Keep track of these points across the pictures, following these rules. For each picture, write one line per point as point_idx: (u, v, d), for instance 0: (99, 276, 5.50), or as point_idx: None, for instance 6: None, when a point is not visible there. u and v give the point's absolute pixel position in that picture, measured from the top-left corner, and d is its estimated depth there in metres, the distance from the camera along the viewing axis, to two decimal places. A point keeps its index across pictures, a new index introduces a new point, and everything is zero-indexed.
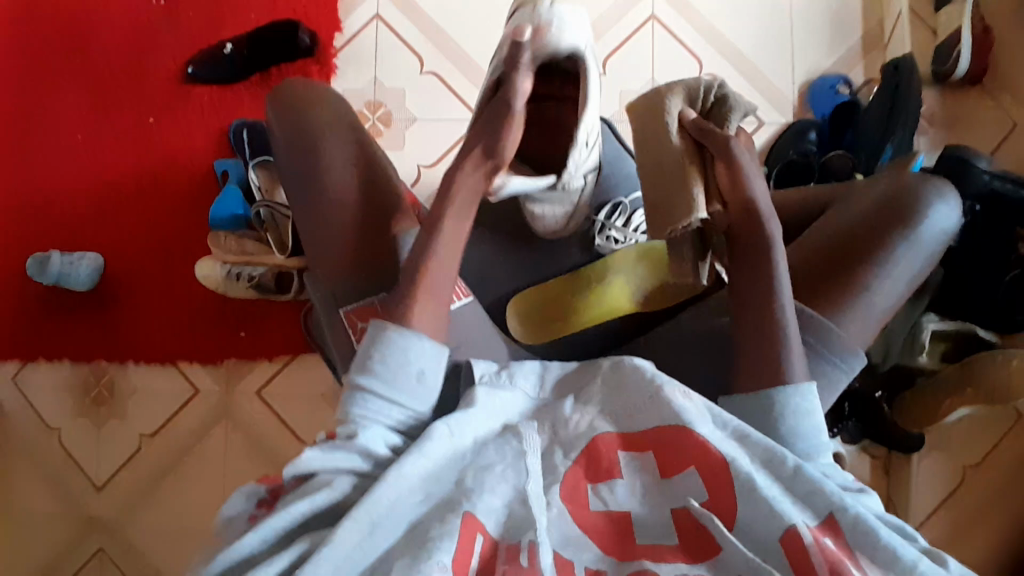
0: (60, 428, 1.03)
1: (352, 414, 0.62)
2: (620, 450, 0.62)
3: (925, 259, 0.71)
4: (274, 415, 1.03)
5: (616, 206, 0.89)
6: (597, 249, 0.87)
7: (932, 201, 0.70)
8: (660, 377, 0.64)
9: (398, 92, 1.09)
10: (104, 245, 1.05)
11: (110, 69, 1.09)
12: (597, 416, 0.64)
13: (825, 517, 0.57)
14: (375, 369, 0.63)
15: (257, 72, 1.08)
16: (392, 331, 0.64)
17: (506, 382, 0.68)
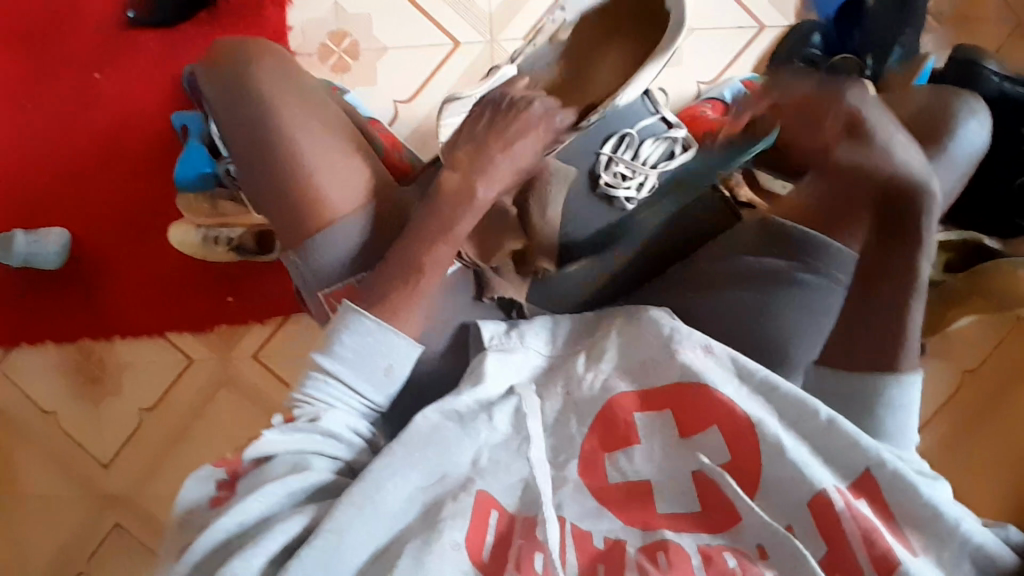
0: (57, 411, 0.99)
1: (307, 395, 0.56)
2: (636, 411, 0.56)
3: (958, 177, 0.66)
4: (275, 377, 1.00)
5: (623, 137, 0.76)
6: (602, 189, 0.76)
7: (962, 117, 0.66)
8: (679, 333, 0.59)
9: (362, 19, 0.98)
10: (67, 216, 0.97)
11: (38, 16, 0.96)
12: (612, 375, 0.59)
13: (859, 475, 0.51)
14: (341, 355, 0.57)
15: (204, 9, 0.96)
16: (369, 321, 0.57)
17: (516, 343, 0.63)
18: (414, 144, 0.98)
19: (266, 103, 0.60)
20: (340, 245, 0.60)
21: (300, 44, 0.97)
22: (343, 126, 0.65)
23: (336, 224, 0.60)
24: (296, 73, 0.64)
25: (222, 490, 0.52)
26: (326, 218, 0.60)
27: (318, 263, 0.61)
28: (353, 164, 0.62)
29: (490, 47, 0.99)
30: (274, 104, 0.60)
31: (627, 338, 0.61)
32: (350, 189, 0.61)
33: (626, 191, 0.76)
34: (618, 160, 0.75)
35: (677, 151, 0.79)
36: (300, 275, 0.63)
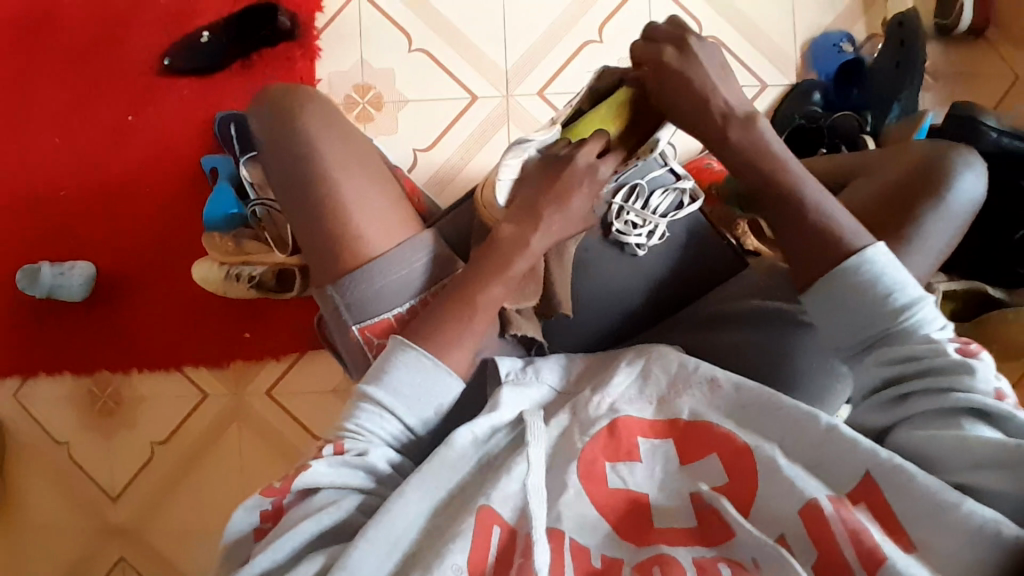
0: (69, 442, 1.00)
1: (357, 427, 0.58)
2: (640, 436, 0.56)
3: (956, 228, 0.66)
4: (287, 417, 1.01)
5: (633, 187, 0.75)
6: (614, 235, 0.77)
7: (958, 168, 0.67)
8: (689, 365, 0.60)
9: (387, 72, 1.03)
10: (96, 252, 1.01)
11: (83, 64, 1.03)
12: (619, 399, 0.59)
13: (862, 478, 0.50)
14: (390, 384, 0.59)
15: (237, 60, 1.02)
16: (425, 359, 0.60)
17: (532, 379, 0.65)
18: (431, 189, 1.02)
19: (313, 150, 0.65)
20: (392, 280, 0.64)
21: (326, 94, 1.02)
22: (376, 167, 0.69)
23: (381, 260, 0.64)
24: (341, 118, 0.68)
25: (265, 521, 0.54)
26: (369, 256, 0.64)
27: (356, 294, 0.64)
28: (393, 209, 0.67)
29: (506, 101, 1.03)
30: (318, 145, 0.65)
31: (634, 370, 0.61)
32: (386, 228, 0.65)
33: (637, 238, 0.77)
34: (630, 210, 0.75)
35: (686, 202, 0.79)
36: (335, 307, 0.65)
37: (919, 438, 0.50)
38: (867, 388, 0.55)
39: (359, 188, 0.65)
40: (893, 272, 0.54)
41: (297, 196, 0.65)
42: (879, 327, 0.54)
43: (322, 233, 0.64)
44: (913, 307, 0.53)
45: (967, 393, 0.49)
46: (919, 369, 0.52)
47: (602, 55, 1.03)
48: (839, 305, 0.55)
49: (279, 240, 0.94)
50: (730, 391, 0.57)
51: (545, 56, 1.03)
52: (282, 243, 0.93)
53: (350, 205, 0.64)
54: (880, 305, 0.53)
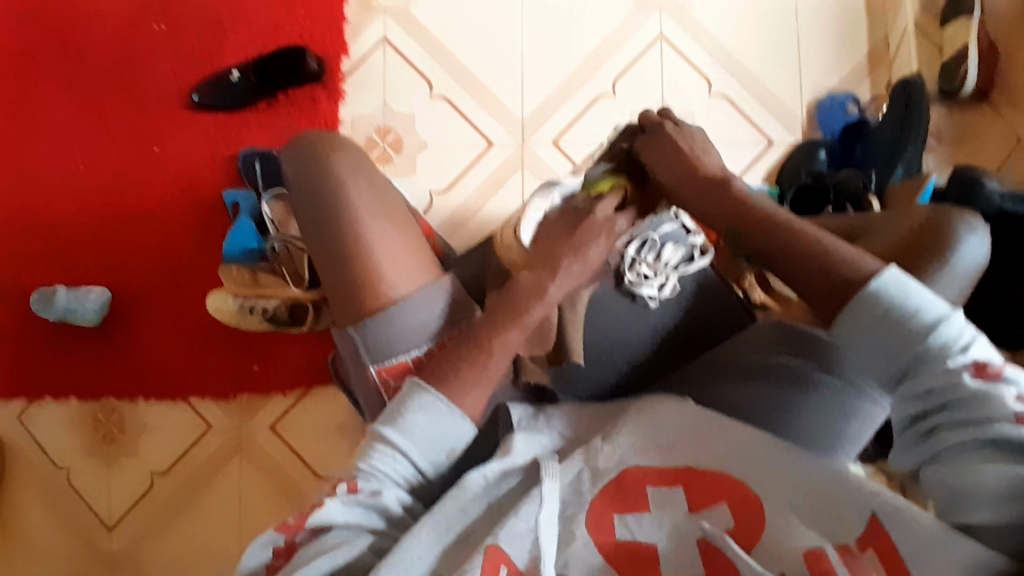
0: (68, 467, 0.99)
1: (371, 469, 0.56)
2: (649, 484, 0.57)
3: (959, 290, 0.68)
4: (290, 451, 1.01)
5: (644, 241, 0.79)
6: (627, 286, 0.78)
7: (963, 233, 0.68)
8: (700, 415, 0.62)
9: (408, 116, 1.06)
10: (110, 278, 1.03)
11: (113, 96, 1.06)
12: (628, 451, 0.60)
13: (869, 520, 0.51)
14: (406, 427, 0.58)
15: (264, 99, 1.05)
16: (442, 404, 0.58)
17: (542, 426, 0.65)
18: (445, 232, 1.04)
19: (342, 194, 0.67)
20: (410, 324, 0.65)
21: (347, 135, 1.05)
22: (399, 212, 0.71)
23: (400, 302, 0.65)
24: (370, 168, 0.71)
25: (276, 558, 0.54)
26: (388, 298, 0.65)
27: (375, 335, 0.65)
28: (415, 253, 0.68)
29: (521, 149, 1.06)
30: (348, 190, 0.68)
31: (641, 425, 0.62)
32: (407, 271, 0.67)
33: (648, 290, 0.79)
34: (641, 262, 0.78)
35: (696, 256, 0.81)
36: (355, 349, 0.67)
37: (948, 474, 0.49)
38: (901, 418, 0.54)
39: (383, 233, 0.67)
40: (911, 297, 0.52)
41: (324, 237, 0.67)
42: (900, 359, 0.52)
43: (344, 270, 0.66)
44: (934, 334, 0.51)
45: (989, 421, 0.47)
46: (941, 400, 0.50)
47: (615, 107, 1.06)
48: (861, 341, 0.54)
49: (294, 275, 0.95)
50: (737, 436, 0.59)
51: (561, 106, 1.07)
52: (299, 278, 0.95)
53: (375, 248, 0.66)
54: (897, 337, 0.52)
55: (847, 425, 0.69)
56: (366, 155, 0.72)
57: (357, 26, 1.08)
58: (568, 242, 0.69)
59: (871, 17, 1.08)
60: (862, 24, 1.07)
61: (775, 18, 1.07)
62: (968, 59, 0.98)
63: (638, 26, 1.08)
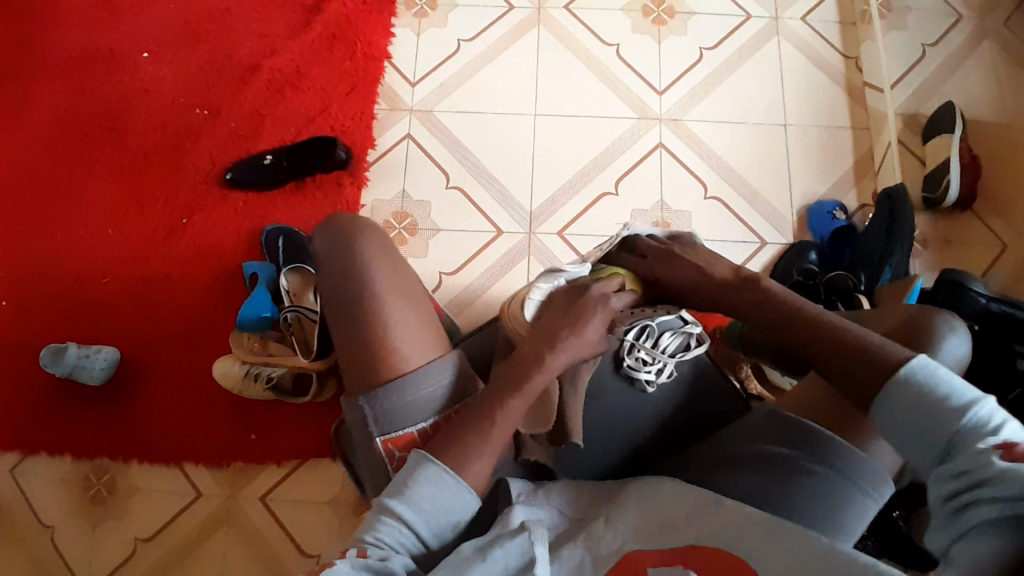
0: (54, 526, 0.97)
1: (378, 539, 0.56)
2: (651, 565, 0.56)
3: None
4: (277, 525, 0.98)
5: (643, 328, 0.77)
6: (624, 370, 0.77)
7: (944, 332, 0.65)
8: (698, 492, 0.61)
9: (424, 204, 1.14)
10: (125, 339, 1.06)
11: (153, 172, 1.14)
12: (630, 534, 0.59)
13: None
14: (412, 498, 0.58)
15: (293, 180, 1.13)
16: (446, 473, 0.59)
17: (541, 501, 0.64)
18: (451, 311, 1.08)
19: (360, 271, 0.68)
20: (418, 397, 0.64)
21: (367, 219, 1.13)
22: (415, 290, 0.71)
23: (413, 374, 0.64)
24: (392, 251, 0.72)
25: None
26: (400, 372, 0.64)
27: (385, 407, 0.64)
28: (426, 331, 0.68)
29: (529, 237, 1.12)
30: (366, 266, 0.68)
31: (642, 506, 0.61)
32: (419, 348, 0.66)
33: (647, 374, 0.77)
34: (640, 347, 0.76)
35: (692, 344, 0.80)
36: (363, 418, 0.65)
37: (967, 556, 0.41)
38: (932, 510, 0.47)
39: (398, 312, 0.66)
40: (949, 384, 0.48)
41: (339, 310, 0.67)
42: (933, 440, 0.47)
43: (356, 338, 0.66)
44: (969, 412, 0.46)
45: (1021, 507, 0.40)
46: (971, 481, 0.44)
47: (618, 203, 1.13)
48: (896, 418, 0.49)
49: (303, 344, 0.99)
50: (736, 512, 0.58)
51: (567, 200, 1.14)
52: (307, 347, 0.98)
53: (387, 325, 0.66)
54: (928, 416, 0.47)
55: (840, 520, 0.64)
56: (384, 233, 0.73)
57: (384, 123, 1.19)
58: (571, 321, 0.71)
59: (855, 134, 1.17)
60: (847, 139, 1.17)
61: (766, 133, 1.17)
62: (950, 170, 1.05)
63: (640, 134, 1.18)
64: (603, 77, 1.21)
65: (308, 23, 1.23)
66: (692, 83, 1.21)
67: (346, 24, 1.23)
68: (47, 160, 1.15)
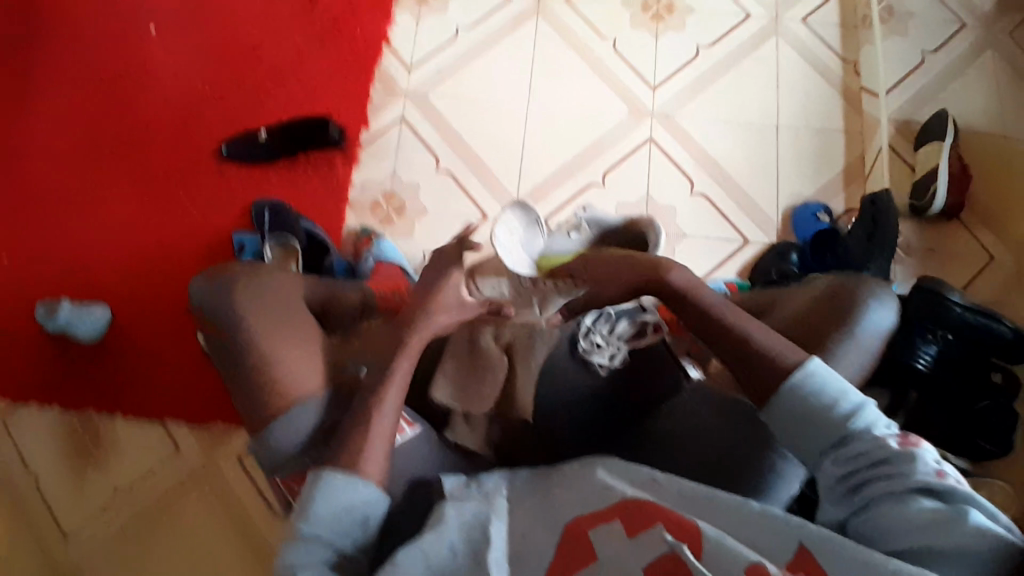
0: (37, 473, 1.01)
1: (297, 558, 0.58)
2: (591, 528, 0.55)
3: (867, 356, 0.69)
4: (251, 485, 1.01)
5: (601, 312, 0.79)
6: (579, 353, 0.77)
7: (867, 302, 0.70)
8: (638, 471, 0.61)
9: (413, 185, 1.16)
10: (117, 299, 1.09)
11: (155, 140, 1.18)
12: (564, 514, 0.58)
13: (796, 548, 0.51)
14: (313, 518, 0.59)
15: (286, 156, 1.16)
16: (339, 479, 0.60)
17: (476, 492, 0.63)
18: None
19: (238, 320, 0.72)
20: (293, 429, 0.67)
21: (358, 197, 1.16)
22: (301, 329, 0.73)
23: (285, 411, 0.68)
24: (278, 294, 0.75)
25: None
26: (276, 408, 0.68)
27: (264, 446, 0.68)
28: (307, 361, 0.71)
29: None
30: (244, 314, 0.72)
31: (575, 485, 0.61)
32: (295, 378, 0.69)
33: (600, 358, 0.76)
34: (595, 331, 0.78)
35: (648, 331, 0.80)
36: (258, 458, 0.70)
37: (883, 520, 0.53)
38: (826, 484, 0.59)
39: (276, 351, 0.70)
40: (835, 385, 0.60)
41: (228, 361, 0.71)
42: (829, 432, 0.59)
43: (242, 384, 0.70)
44: (859, 411, 0.59)
45: (917, 476, 0.54)
46: (870, 461, 0.56)
47: (604, 196, 1.14)
48: (790, 417, 0.61)
49: None
50: (675, 486, 0.58)
51: (554, 189, 1.15)
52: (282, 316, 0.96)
53: (265, 366, 0.69)
54: (821, 415, 0.59)
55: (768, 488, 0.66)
56: (262, 274, 0.77)
57: (380, 104, 1.21)
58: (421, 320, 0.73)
59: (847, 138, 1.17)
60: (839, 143, 1.16)
61: (757, 132, 1.17)
62: (937, 180, 1.04)
63: (632, 127, 1.18)
64: (599, 70, 1.22)
65: (312, 5, 1.26)
66: (686, 81, 1.21)
67: (349, 7, 1.26)
68: (52, 125, 1.19)
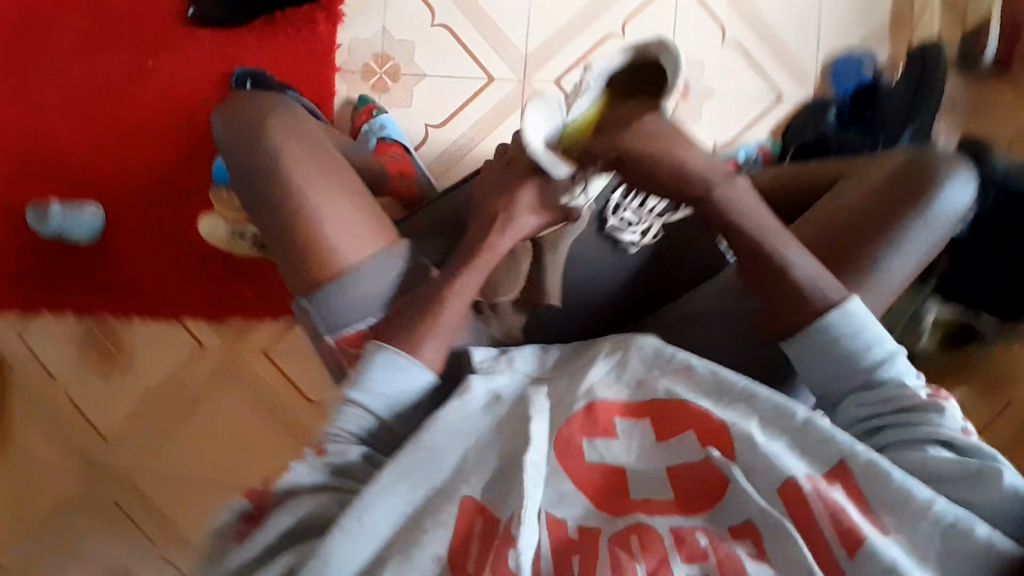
0: (65, 379, 1.03)
1: (340, 426, 0.57)
2: (618, 416, 0.52)
3: (936, 238, 0.62)
4: (280, 373, 1.04)
5: (632, 184, 0.74)
6: (607, 231, 0.74)
7: (947, 175, 0.62)
8: (668, 351, 0.56)
9: (407, 44, 1.03)
10: (104, 195, 1.02)
11: (105, 4, 1.02)
12: (597, 383, 0.55)
13: (835, 465, 0.49)
14: (369, 386, 0.57)
15: (260, 17, 1.02)
16: (400, 357, 0.58)
17: (504, 366, 0.59)
18: (437, 169, 1.03)
19: (283, 168, 0.64)
20: (353, 297, 0.62)
21: (346, 62, 1.03)
22: (351, 184, 0.66)
23: (339, 278, 0.62)
24: (318, 145, 0.67)
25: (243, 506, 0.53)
26: (328, 272, 0.62)
27: (323, 302, 0.63)
28: (361, 217, 0.64)
29: (522, 85, 1.04)
30: (287, 164, 0.64)
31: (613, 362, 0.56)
32: (349, 236, 0.63)
33: (630, 236, 0.74)
34: (626, 207, 0.73)
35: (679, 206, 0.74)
36: (308, 318, 0.65)
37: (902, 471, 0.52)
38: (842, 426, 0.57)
39: (332, 206, 0.63)
40: (871, 327, 0.55)
41: (272, 218, 0.64)
42: (856, 375, 0.55)
43: (288, 241, 0.63)
44: (890, 356, 0.55)
45: (941, 431, 0.52)
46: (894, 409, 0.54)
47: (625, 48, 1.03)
48: (818, 356, 0.56)
49: None
50: (704, 373, 0.54)
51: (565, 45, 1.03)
52: None
53: (320, 221, 0.62)
54: (852, 358, 0.55)
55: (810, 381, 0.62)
56: (304, 123, 0.68)
57: None
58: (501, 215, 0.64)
59: None
60: None
61: None
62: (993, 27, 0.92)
63: None
64: None
65: None
66: None
67: None
68: None
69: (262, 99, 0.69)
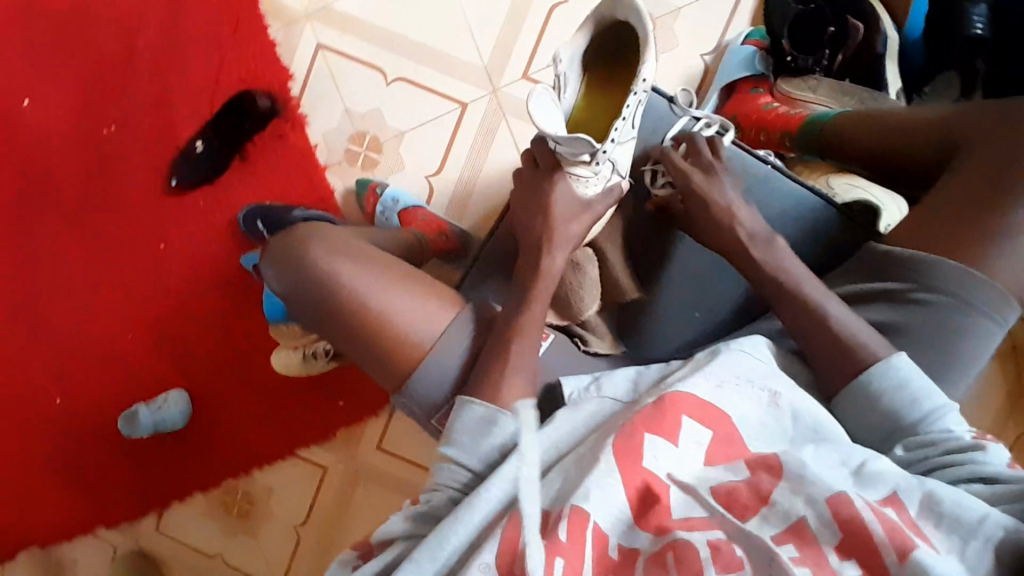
0: (219, 552, 1.07)
1: (434, 481, 0.56)
2: (686, 412, 0.51)
3: None
4: (401, 461, 1.05)
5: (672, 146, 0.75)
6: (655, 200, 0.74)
7: None
8: (757, 368, 0.56)
9: (374, 113, 1.04)
10: (175, 378, 1.05)
11: (91, 207, 1.03)
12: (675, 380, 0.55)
13: (887, 496, 0.50)
14: (454, 438, 0.56)
15: (234, 156, 1.03)
16: (479, 406, 0.55)
17: (596, 394, 0.59)
18: (455, 213, 1.03)
19: (335, 286, 0.62)
20: (432, 374, 0.61)
21: (328, 158, 1.04)
22: (402, 272, 0.64)
23: (426, 358, 0.61)
24: (357, 247, 0.65)
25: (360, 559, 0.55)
26: (414, 360, 0.61)
27: (419, 392, 0.62)
28: (427, 300, 0.63)
29: (495, 96, 1.03)
30: (338, 280, 0.62)
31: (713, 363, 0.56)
32: (422, 321, 0.62)
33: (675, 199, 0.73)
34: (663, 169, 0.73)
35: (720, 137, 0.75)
36: (410, 409, 0.64)
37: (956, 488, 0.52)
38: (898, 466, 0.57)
39: (395, 301, 0.61)
40: (913, 385, 0.57)
41: (344, 335, 0.62)
42: (901, 417, 0.56)
43: (369, 348, 0.62)
44: (935, 417, 0.56)
45: (993, 469, 0.53)
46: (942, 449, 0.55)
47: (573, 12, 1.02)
48: (856, 406, 0.58)
49: None
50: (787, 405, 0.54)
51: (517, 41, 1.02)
52: None
53: (391, 321, 0.61)
54: (894, 407, 0.56)
55: (962, 347, 0.62)
56: (333, 231, 0.66)
57: (287, 46, 1.04)
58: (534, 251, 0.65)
59: None
60: None
61: None
62: None
63: None
64: None
65: None
66: None
67: None
68: None
69: (290, 230, 0.66)
